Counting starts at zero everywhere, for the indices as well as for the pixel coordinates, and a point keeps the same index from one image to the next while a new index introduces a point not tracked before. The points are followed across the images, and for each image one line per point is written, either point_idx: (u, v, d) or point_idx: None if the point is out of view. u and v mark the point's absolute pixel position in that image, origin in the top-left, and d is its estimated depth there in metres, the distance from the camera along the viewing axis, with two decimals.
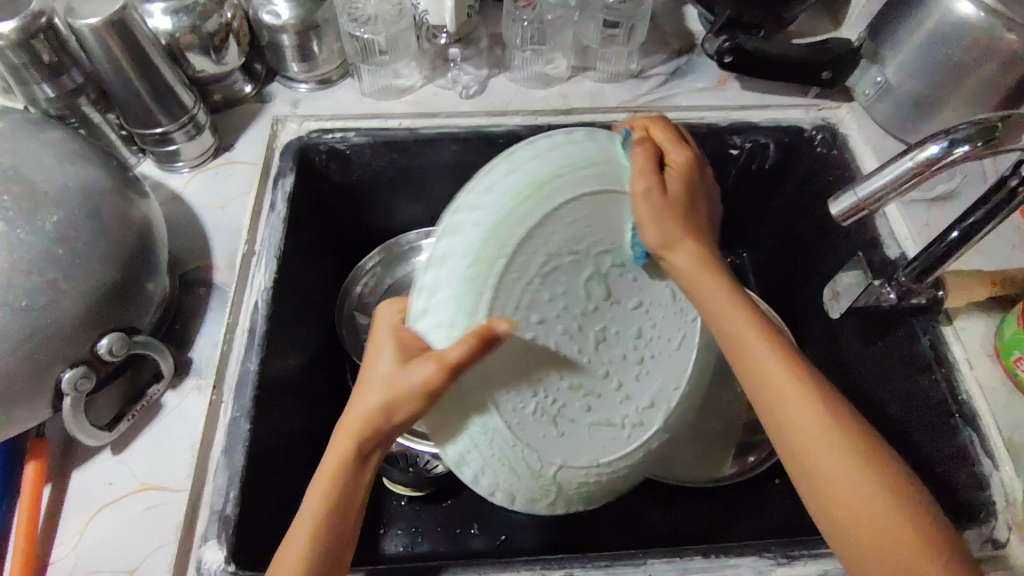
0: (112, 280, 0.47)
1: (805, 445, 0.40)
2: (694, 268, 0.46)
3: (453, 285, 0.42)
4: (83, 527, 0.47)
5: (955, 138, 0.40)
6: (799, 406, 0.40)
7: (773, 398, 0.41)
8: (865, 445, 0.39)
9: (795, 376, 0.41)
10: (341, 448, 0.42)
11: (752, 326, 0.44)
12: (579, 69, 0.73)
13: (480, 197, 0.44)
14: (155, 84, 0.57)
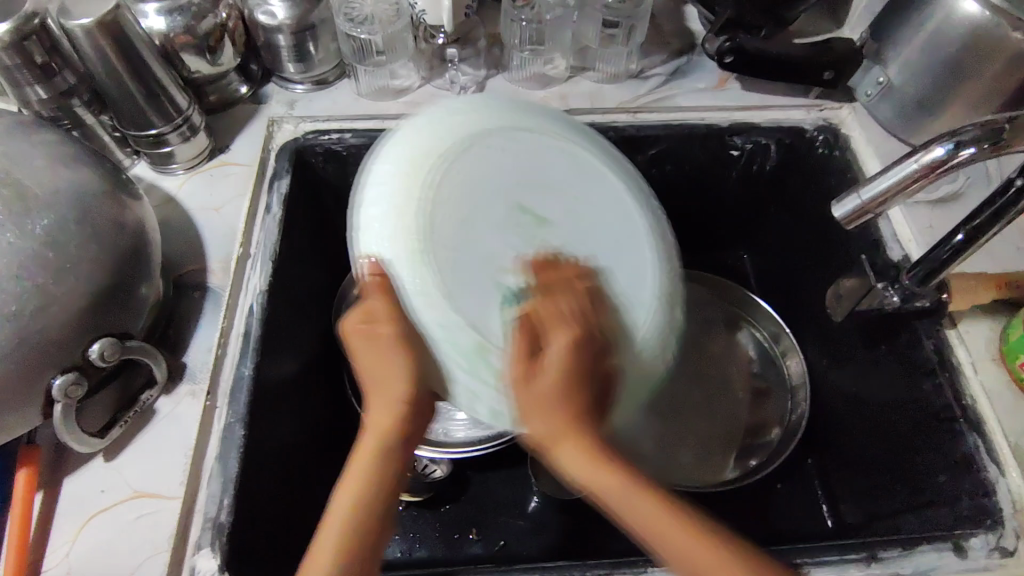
0: (103, 284, 0.47)
1: (666, 539, 0.36)
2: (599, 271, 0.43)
3: (385, 225, 0.43)
4: (75, 535, 0.46)
5: (962, 140, 0.39)
6: (642, 504, 0.37)
7: (613, 507, 0.37)
8: (737, 567, 0.36)
9: (649, 491, 0.37)
10: (362, 461, 0.40)
11: (579, 450, 0.38)
12: (578, 69, 0.72)
13: (384, 167, 0.45)
14: (148, 85, 0.56)
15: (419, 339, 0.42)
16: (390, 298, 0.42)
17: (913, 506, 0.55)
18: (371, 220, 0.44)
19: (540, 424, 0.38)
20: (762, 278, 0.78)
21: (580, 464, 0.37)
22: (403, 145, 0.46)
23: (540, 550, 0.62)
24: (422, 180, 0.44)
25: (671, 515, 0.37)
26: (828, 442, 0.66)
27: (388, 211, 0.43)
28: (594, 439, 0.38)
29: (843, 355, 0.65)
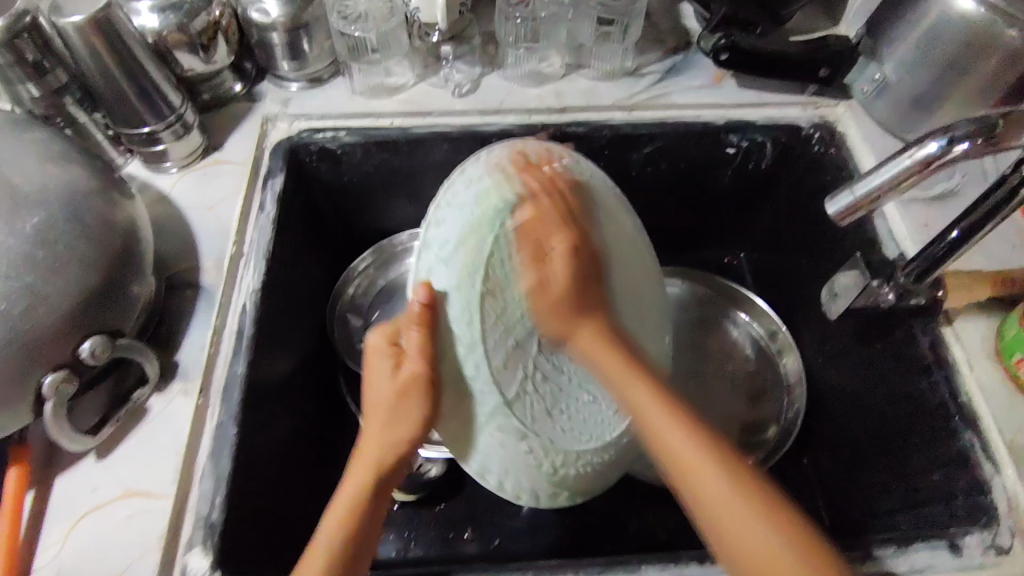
0: (94, 282, 0.46)
1: (704, 488, 0.39)
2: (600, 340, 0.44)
3: (444, 261, 0.44)
4: (66, 534, 0.46)
5: (955, 135, 0.39)
6: (724, 487, 0.38)
7: (665, 447, 0.41)
8: (773, 511, 0.37)
9: (682, 423, 0.41)
10: (359, 482, 0.44)
11: (643, 389, 0.43)
12: (573, 67, 0.72)
13: (446, 213, 0.46)
14: (140, 83, 0.56)
15: (445, 382, 0.45)
16: (431, 336, 0.44)
17: (909, 505, 0.55)
18: (434, 242, 0.45)
19: (586, 342, 0.44)
20: (758, 277, 0.78)
21: (594, 353, 0.44)
22: (466, 189, 0.46)
23: (536, 548, 0.62)
24: (484, 220, 0.44)
25: (715, 464, 0.39)
26: (824, 440, 0.66)
27: (455, 245, 0.44)
28: (617, 349, 0.44)
29: (839, 353, 0.64)
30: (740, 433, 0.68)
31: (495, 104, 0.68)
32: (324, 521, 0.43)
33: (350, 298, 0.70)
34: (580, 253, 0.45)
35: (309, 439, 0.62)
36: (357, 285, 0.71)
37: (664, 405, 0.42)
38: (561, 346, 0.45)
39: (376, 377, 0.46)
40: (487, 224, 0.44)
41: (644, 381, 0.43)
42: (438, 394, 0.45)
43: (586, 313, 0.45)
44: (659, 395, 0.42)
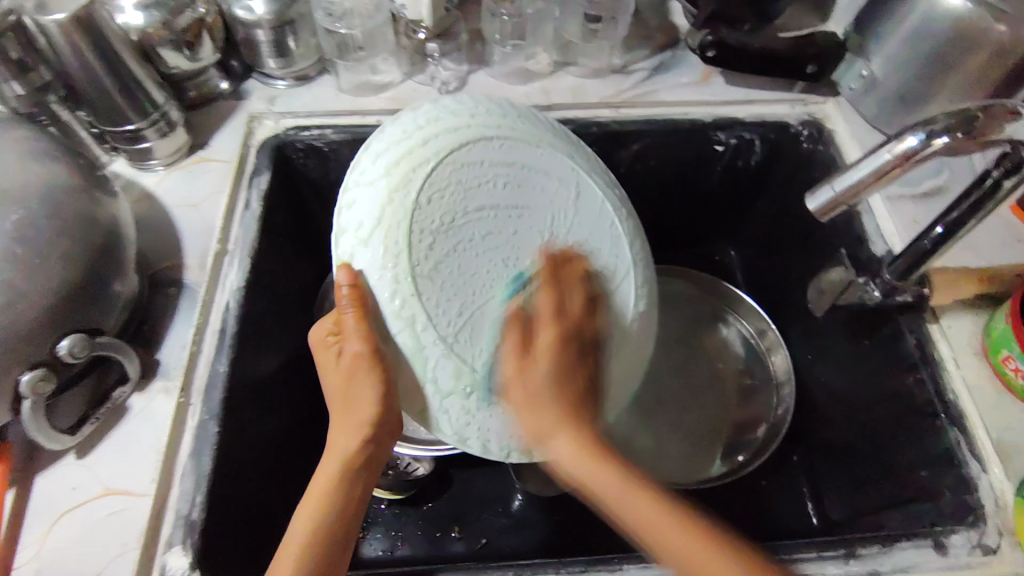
0: (74, 280, 0.46)
1: (665, 548, 0.36)
2: (565, 407, 0.40)
3: (361, 233, 0.43)
4: (45, 533, 0.46)
5: (933, 130, 0.39)
6: (699, 557, 0.35)
7: (596, 493, 0.38)
8: (712, 545, 0.36)
9: (615, 473, 0.38)
10: (329, 473, 0.43)
11: (558, 432, 0.40)
12: (561, 64, 0.72)
13: (363, 177, 0.45)
14: (123, 80, 0.56)
15: (391, 358, 0.43)
16: (365, 316, 0.42)
17: (897, 503, 0.54)
18: (355, 221, 0.44)
19: (557, 446, 0.40)
20: (749, 274, 0.77)
21: (570, 459, 0.39)
22: (384, 153, 0.46)
23: (524, 546, 0.62)
24: (404, 178, 0.44)
25: (654, 505, 0.37)
26: (813, 439, 0.65)
27: (372, 215, 0.43)
28: (586, 434, 0.40)
29: (827, 351, 0.64)
30: (730, 431, 0.67)
31: None
32: (298, 514, 0.43)
33: (340, 295, 0.67)
34: (580, 273, 0.45)
35: (293, 438, 0.62)
36: None
37: (588, 447, 0.39)
38: (544, 450, 0.41)
39: (327, 364, 0.45)
40: (399, 195, 0.43)
41: (608, 461, 0.39)
42: (391, 373, 0.43)
43: (583, 352, 0.43)
44: (608, 452, 0.39)
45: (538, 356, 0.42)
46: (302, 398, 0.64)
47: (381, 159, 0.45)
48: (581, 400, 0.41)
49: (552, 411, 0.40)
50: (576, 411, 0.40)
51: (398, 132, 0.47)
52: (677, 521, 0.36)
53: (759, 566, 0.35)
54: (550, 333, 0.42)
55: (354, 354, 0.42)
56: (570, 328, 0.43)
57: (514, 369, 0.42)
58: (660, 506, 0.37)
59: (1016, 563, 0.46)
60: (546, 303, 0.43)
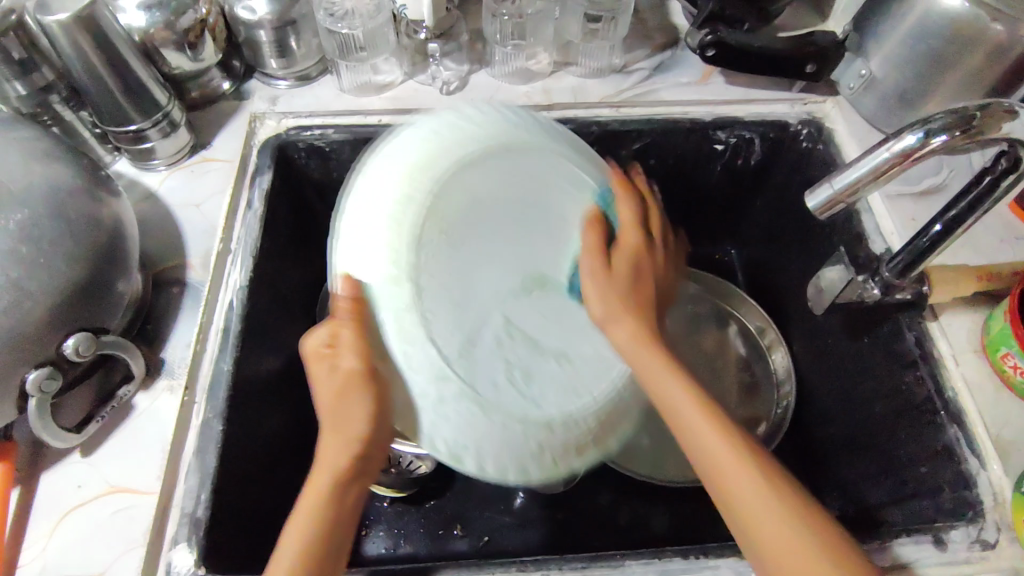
0: (78, 279, 0.47)
1: (749, 501, 0.39)
2: (636, 347, 0.45)
3: (348, 235, 0.44)
4: (51, 531, 0.46)
5: (933, 128, 0.39)
6: (774, 509, 0.39)
7: (691, 447, 0.42)
8: (781, 487, 0.40)
9: (722, 433, 0.42)
10: (308, 503, 0.42)
11: (656, 361, 0.45)
12: (561, 64, 0.72)
13: (386, 172, 0.45)
14: (126, 80, 0.56)
15: (381, 376, 0.42)
16: (364, 331, 0.42)
17: (897, 498, 0.55)
18: (348, 243, 0.44)
19: (671, 394, 0.44)
20: (748, 273, 0.78)
21: (634, 355, 0.45)
22: (382, 172, 0.46)
23: (527, 544, 0.62)
24: (414, 194, 0.44)
25: (755, 468, 0.40)
26: (813, 436, 0.66)
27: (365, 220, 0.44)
28: (697, 396, 0.43)
29: (826, 348, 0.65)
30: None
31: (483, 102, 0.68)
32: (285, 534, 0.42)
33: None
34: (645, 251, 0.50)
35: (295, 436, 0.62)
36: None
37: (708, 407, 0.43)
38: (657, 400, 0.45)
39: (320, 381, 0.44)
40: (406, 208, 0.44)
41: (713, 416, 0.42)
42: (382, 394, 0.42)
43: (636, 313, 0.47)
44: (716, 411, 0.43)
45: (644, 342, 0.46)
46: (305, 396, 0.65)
47: (394, 172, 0.45)
48: (652, 325, 0.47)
49: (642, 326, 0.46)
50: (639, 309, 0.47)
51: (413, 140, 0.47)
52: (741, 457, 0.41)
53: (852, 563, 0.37)
54: (632, 329, 0.46)
55: (347, 368, 0.42)
56: (642, 260, 0.50)
57: (607, 321, 0.47)
58: (744, 464, 0.40)
59: (1015, 558, 0.46)
60: (597, 236, 0.49)
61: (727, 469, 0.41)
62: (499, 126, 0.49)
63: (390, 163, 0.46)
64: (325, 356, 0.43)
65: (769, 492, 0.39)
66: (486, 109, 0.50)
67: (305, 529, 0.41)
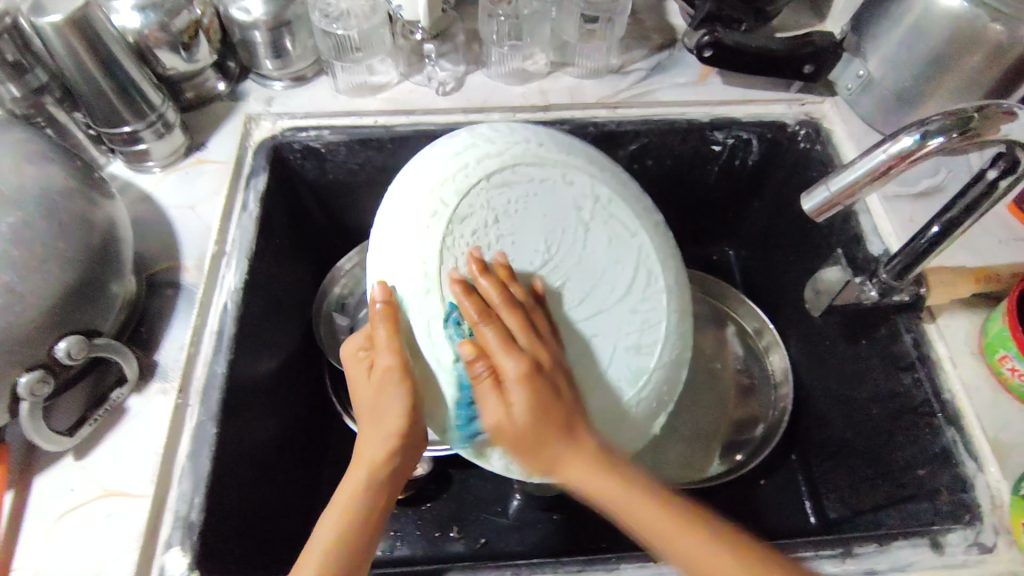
0: (71, 281, 0.46)
1: (675, 543, 0.38)
2: (576, 457, 0.41)
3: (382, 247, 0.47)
4: (44, 535, 0.46)
5: (929, 130, 0.39)
6: (698, 548, 0.38)
7: (607, 505, 0.40)
8: (701, 532, 0.38)
9: (624, 480, 0.40)
10: (355, 478, 0.44)
11: (581, 454, 0.41)
12: (558, 64, 0.72)
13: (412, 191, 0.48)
14: (119, 81, 0.56)
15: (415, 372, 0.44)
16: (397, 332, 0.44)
17: (895, 501, 0.54)
18: (382, 251, 0.48)
19: (569, 455, 0.41)
20: (747, 274, 0.78)
21: (568, 457, 0.41)
22: (414, 185, 0.48)
23: (524, 546, 0.62)
24: (442, 208, 0.46)
25: (673, 523, 0.39)
26: (810, 438, 0.66)
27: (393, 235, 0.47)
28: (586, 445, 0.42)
29: (824, 350, 0.64)
30: (728, 431, 0.67)
31: (479, 102, 0.68)
32: (321, 525, 0.43)
33: (336, 297, 0.69)
34: (535, 374, 0.42)
35: (292, 439, 0.62)
36: (343, 284, 0.70)
37: (610, 465, 0.41)
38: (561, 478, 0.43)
39: (359, 375, 0.46)
40: (431, 224, 0.46)
41: (618, 474, 0.41)
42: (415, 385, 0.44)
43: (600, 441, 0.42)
44: (615, 464, 0.41)
45: (521, 384, 0.42)
46: (301, 399, 0.64)
47: (423, 183, 0.47)
48: (576, 421, 0.42)
49: (524, 427, 0.42)
50: (560, 410, 0.42)
51: (439, 155, 0.49)
52: (666, 512, 0.39)
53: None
54: (513, 367, 0.42)
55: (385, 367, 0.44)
56: (543, 357, 0.43)
57: (484, 392, 0.43)
58: (662, 509, 0.39)
59: (1013, 562, 0.46)
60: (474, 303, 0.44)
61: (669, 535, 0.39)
62: (512, 145, 0.49)
63: (431, 169, 0.48)
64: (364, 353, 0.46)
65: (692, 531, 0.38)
66: (501, 127, 0.51)
67: (342, 521, 0.43)
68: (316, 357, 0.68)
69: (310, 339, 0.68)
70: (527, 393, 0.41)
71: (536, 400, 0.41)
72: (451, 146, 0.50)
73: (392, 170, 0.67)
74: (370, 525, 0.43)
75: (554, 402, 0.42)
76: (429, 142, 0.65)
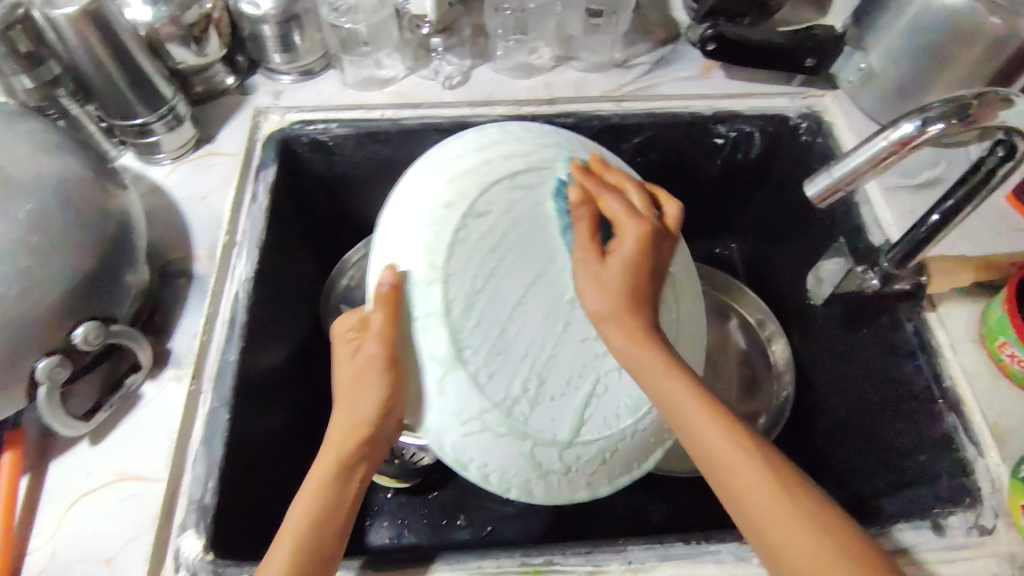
0: (87, 269, 0.47)
1: (742, 489, 0.39)
2: (711, 427, 0.42)
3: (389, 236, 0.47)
4: (60, 518, 0.47)
5: (929, 116, 0.40)
6: (817, 546, 0.37)
7: (743, 502, 0.39)
8: (782, 488, 0.39)
9: (715, 416, 0.42)
10: (327, 464, 0.43)
11: (721, 430, 0.41)
12: (562, 59, 0.73)
13: (428, 177, 0.48)
14: (132, 74, 0.57)
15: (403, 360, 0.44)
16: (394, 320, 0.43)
17: (896, 487, 0.55)
18: (387, 236, 0.47)
19: (651, 348, 0.45)
20: (749, 266, 0.78)
21: (662, 389, 0.44)
22: (433, 171, 0.48)
23: (529, 534, 0.62)
24: (461, 197, 0.46)
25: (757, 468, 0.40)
26: (812, 428, 0.66)
27: (404, 221, 0.46)
28: (738, 428, 0.42)
29: (826, 340, 0.65)
30: None
31: (485, 96, 0.68)
32: (294, 507, 0.43)
33: (343, 289, 0.70)
34: (649, 238, 0.48)
35: (299, 428, 0.62)
36: (351, 275, 0.70)
37: (704, 400, 0.43)
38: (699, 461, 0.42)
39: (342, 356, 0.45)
40: (450, 211, 0.46)
41: (716, 413, 0.42)
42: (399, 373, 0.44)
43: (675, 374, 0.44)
44: (746, 441, 0.41)
45: (609, 287, 0.46)
46: (309, 389, 0.65)
47: (443, 174, 0.48)
48: (648, 319, 0.47)
49: (633, 322, 0.46)
50: (632, 306, 0.46)
51: (460, 149, 0.50)
52: (780, 496, 0.38)
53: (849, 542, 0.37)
54: (601, 301, 0.46)
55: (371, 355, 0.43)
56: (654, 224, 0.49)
57: (584, 290, 0.47)
58: (777, 497, 0.38)
59: (1012, 543, 0.47)
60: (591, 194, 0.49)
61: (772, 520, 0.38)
62: (538, 147, 0.51)
63: (451, 158, 0.49)
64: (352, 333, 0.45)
65: (811, 529, 0.37)
66: (528, 129, 0.53)
67: (312, 507, 0.42)
68: (324, 348, 0.69)
69: (318, 330, 0.69)
70: (607, 296, 0.46)
71: (640, 263, 0.48)
72: (476, 139, 0.51)
73: (399, 163, 0.68)
74: (333, 513, 0.42)
75: (641, 263, 0.48)
76: (435, 135, 0.66)
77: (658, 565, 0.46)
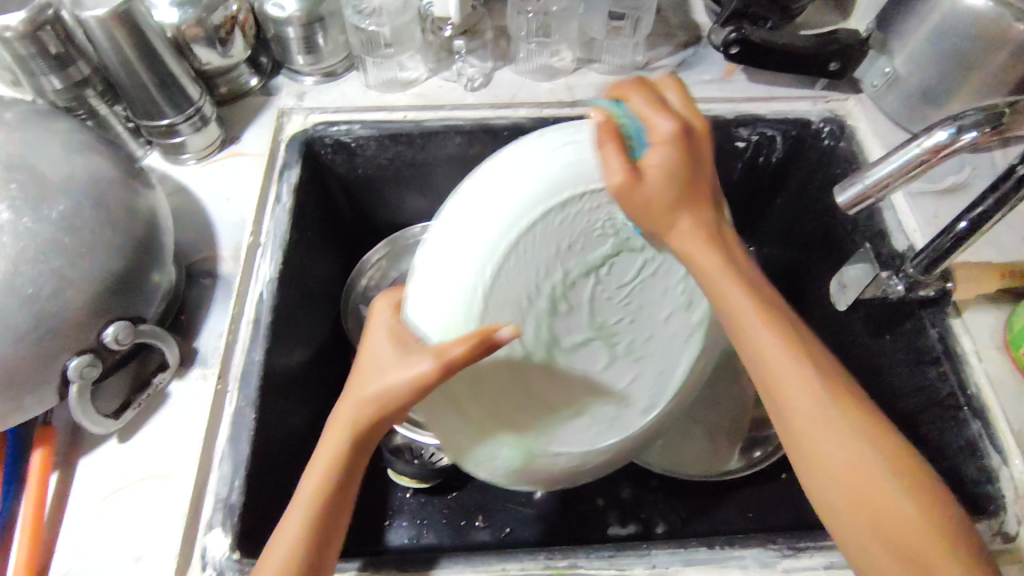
0: (119, 270, 0.48)
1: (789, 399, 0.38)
2: (773, 347, 0.39)
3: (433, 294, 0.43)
4: (89, 516, 0.47)
5: (964, 124, 0.40)
6: (874, 470, 0.36)
7: (786, 405, 0.39)
8: (836, 393, 0.38)
9: (764, 314, 0.40)
10: (339, 436, 0.41)
11: (770, 335, 0.39)
12: (584, 61, 0.73)
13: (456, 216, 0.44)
14: (160, 75, 0.57)
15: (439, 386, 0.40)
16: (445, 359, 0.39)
17: None
18: (421, 296, 0.43)
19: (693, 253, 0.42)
20: (767, 269, 0.78)
21: (724, 302, 0.41)
22: (463, 213, 0.44)
23: (542, 536, 0.62)
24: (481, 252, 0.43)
25: (835, 418, 0.38)
26: None
27: (443, 278, 0.43)
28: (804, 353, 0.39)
29: (848, 346, 0.65)
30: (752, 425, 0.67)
31: (506, 98, 0.69)
32: (303, 479, 0.41)
33: (362, 289, 0.70)
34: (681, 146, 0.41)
35: (321, 428, 0.62)
36: (370, 275, 0.71)
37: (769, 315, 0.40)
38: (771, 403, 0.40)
39: (375, 341, 0.42)
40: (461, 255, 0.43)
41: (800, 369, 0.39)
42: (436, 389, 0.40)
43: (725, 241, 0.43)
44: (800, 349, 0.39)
45: (647, 173, 0.41)
46: (330, 388, 0.66)
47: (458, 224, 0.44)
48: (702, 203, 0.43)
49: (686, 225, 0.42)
50: (684, 202, 0.42)
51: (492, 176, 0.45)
52: (845, 431, 0.37)
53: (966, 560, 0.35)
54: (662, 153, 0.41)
55: (418, 374, 0.39)
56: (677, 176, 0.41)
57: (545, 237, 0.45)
58: (823, 407, 0.38)
59: None
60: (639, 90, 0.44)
61: (828, 442, 0.37)
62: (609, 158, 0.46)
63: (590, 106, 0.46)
64: (389, 325, 0.43)
65: (862, 454, 0.37)
66: None
67: (321, 485, 0.40)
68: (344, 348, 0.70)
69: (338, 330, 0.69)
70: (666, 188, 0.41)
71: (681, 176, 0.41)
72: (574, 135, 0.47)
73: (421, 164, 0.68)
74: (350, 481, 0.41)
75: (684, 180, 0.41)
76: (458, 137, 0.66)
77: (682, 569, 0.46)
